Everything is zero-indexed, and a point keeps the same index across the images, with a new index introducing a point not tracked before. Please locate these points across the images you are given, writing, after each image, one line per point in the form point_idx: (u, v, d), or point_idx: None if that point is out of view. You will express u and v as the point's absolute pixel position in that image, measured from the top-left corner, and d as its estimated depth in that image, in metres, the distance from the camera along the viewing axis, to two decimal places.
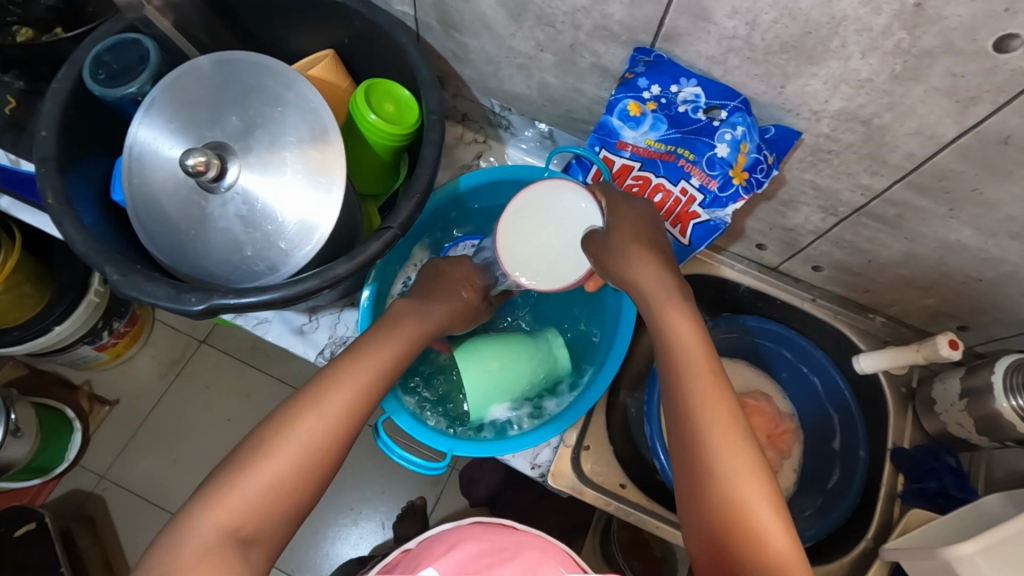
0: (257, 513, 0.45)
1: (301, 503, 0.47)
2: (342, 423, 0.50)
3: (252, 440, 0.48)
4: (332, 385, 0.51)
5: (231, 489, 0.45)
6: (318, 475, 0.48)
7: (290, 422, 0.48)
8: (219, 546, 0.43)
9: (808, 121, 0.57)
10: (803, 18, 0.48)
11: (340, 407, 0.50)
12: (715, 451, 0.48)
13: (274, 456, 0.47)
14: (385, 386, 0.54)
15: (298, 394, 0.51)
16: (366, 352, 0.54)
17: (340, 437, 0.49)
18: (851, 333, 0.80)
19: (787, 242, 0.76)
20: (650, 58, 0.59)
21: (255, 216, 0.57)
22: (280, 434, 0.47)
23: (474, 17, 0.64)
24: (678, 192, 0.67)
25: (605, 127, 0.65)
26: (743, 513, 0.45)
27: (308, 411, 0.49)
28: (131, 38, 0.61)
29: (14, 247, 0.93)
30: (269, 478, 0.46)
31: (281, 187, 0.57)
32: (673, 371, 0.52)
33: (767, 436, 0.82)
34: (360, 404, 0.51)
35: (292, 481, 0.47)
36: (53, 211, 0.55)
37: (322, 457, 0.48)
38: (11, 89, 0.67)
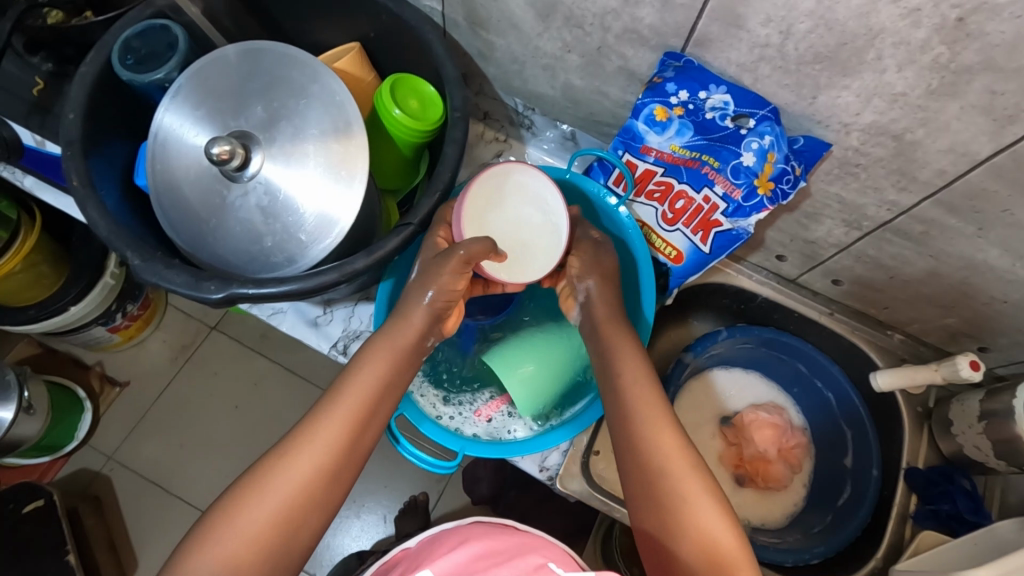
0: (241, 561, 0.47)
1: (291, 545, 0.49)
2: (325, 470, 0.51)
3: (239, 487, 0.50)
4: (318, 428, 0.53)
5: (217, 536, 0.47)
6: (304, 518, 0.50)
7: (276, 466, 0.51)
8: None
9: (838, 133, 0.56)
10: (840, 29, 0.47)
11: (323, 448, 0.52)
12: (661, 450, 0.52)
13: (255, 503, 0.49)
14: (369, 429, 0.55)
15: (284, 440, 0.53)
16: (352, 388, 0.55)
17: (322, 479, 0.51)
18: (869, 349, 0.79)
19: (807, 254, 0.75)
20: (680, 63, 0.58)
21: (276, 207, 0.57)
22: (261, 483, 0.50)
23: (502, 16, 0.64)
24: (701, 200, 0.65)
25: (630, 130, 0.65)
26: (688, 514, 0.49)
27: (291, 459, 0.51)
28: (160, 24, 0.61)
29: (33, 227, 0.95)
30: (251, 524, 0.48)
31: (303, 179, 0.57)
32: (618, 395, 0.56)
33: (777, 450, 0.82)
34: (344, 445, 0.53)
35: (271, 528, 0.48)
36: (77, 194, 0.56)
37: (306, 498, 0.50)
38: (38, 71, 0.68)
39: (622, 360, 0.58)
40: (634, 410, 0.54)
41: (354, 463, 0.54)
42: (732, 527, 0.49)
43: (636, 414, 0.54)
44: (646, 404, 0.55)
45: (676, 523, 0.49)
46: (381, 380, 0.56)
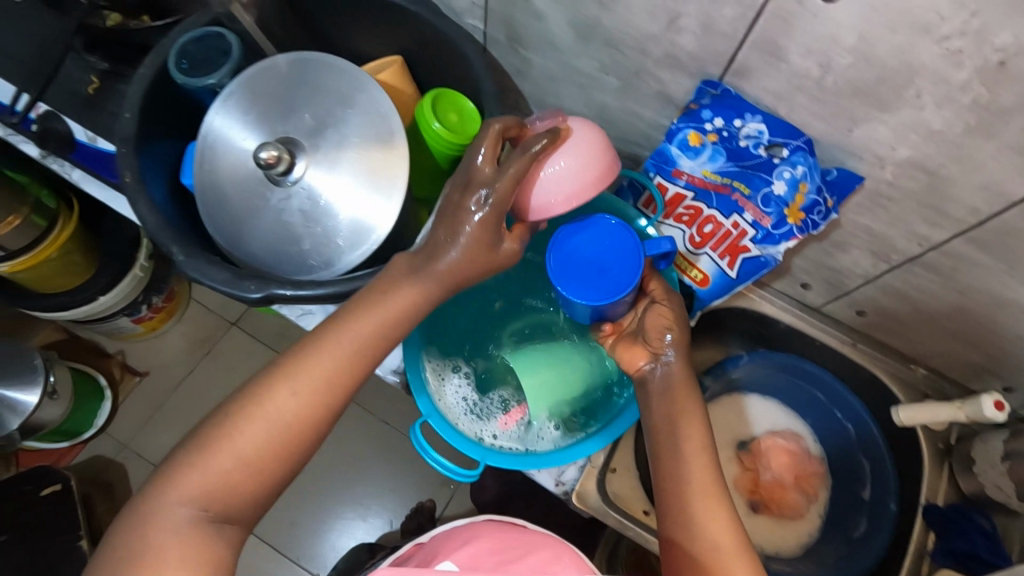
0: (230, 486, 0.46)
1: (278, 476, 0.48)
2: (319, 400, 0.49)
3: (226, 410, 0.48)
4: (309, 360, 0.50)
5: (206, 462, 0.46)
6: (291, 451, 0.48)
7: (265, 396, 0.48)
8: (189, 523, 0.45)
9: (872, 166, 0.56)
10: (880, 65, 0.48)
11: (315, 385, 0.49)
12: (694, 492, 0.54)
13: (245, 433, 0.47)
14: (367, 363, 0.52)
15: (275, 364, 0.50)
16: (353, 322, 0.52)
17: (317, 414, 0.49)
18: (889, 379, 0.79)
19: (832, 283, 0.76)
20: (717, 91, 0.58)
21: (317, 212, 0.59)
22: (252, 410, 0.47)
23: (543, 35, 0.66)
24: (729, 225, 0.66)
25: (664, 154, 0.66)
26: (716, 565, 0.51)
27: (282, 388, 0.48)
28: (215, 31, 0.63)
29: (70, 218, 0.98)
30: (242, 451, 0.47)
31: (345, 185, 0.59)
32: (671, 465, 0.55)
33: (792, 477, 0.80)
34: (338, 379, 0.50)
35: (262, 458, 0.47)
36: (128, 189, 0.58)
37: (297, 432, 0.48)
38: (95, 69, 0.70)
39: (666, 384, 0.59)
40: (675, 440, 0.56)
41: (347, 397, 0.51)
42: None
43: (682, 477, 0.54)
44: (701, 492, 0.54)
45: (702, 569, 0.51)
46: (382, 318, 0.52)
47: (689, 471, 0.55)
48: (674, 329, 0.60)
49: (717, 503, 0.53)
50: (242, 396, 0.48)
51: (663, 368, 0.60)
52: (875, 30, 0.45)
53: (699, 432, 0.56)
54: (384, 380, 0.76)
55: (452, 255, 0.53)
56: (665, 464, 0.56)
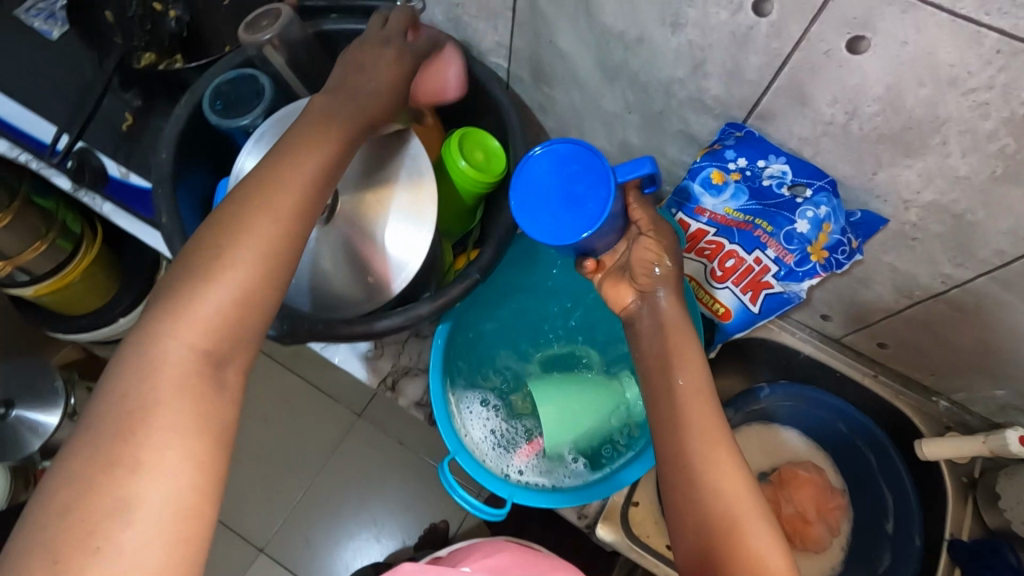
0: (225, 324, 0.43)
1: (270, 307, 0.45)
2: (299, 224, 0.46)
3: (194, 259, 0.44)
4: (275, 183, 0.46)
5: (191, 306, 0.42)
6: (272, 287, 0.45)
7: (241, 229, 0.44)
8: (194, 365, 0.42)
9: (897, 208, 0.57)
10: (907, 113, 0.48)
11: (290, 205, 0.46)
12: (695, 441, 0.52)
13: (233, 267, 0.43)
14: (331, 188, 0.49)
15: (237, 200, 0.46)
16: (308, 147, 0.49)
17: (298, 234, 0.46)
18: (912, 413, 0.79)
19: (853, 315, 0.76)
20: (741, 133, 0.59)
21: (350, 251, 0.60)
22: (231, 244, 0.44)
23: (568, 75, 0.67)
24: (752, 261, 0.66)
25: (686, 191, 0.66)
26: (728, 515, 0.49)
27: (260, 214, 0.45)
28: (249, 73, 0.65)
29: (94, 240, 1.02)
30: (228, 295, 0.43)
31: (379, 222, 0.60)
32: (673, 416, 0.54)
33: (816, 510, 0.80)
34: (310, 195, 0.47)
35: (255, 293, 0.44)
36: (165, 229, 0.59)
37: (281, 255, 0.45)
38: (129, 106, 0.73)
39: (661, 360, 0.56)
40: (671, 379, 0.55)
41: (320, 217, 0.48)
42: (770, 524, 0.49)
43: (684, 425, 0.53)
44: (713, 453, 0.51)
45: (717, 520, 0.49)
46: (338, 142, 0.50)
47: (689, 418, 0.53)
48: (662, 263, 0.59)
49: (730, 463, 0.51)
50: (203, 253, 0.43)
51: (650, 302, 0.59)
52: (902, 82, 0.46)
53: (699, 382, 0.55)
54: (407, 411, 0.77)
55: (371, 87, 0.54)
56: (666, 424, 0.54)
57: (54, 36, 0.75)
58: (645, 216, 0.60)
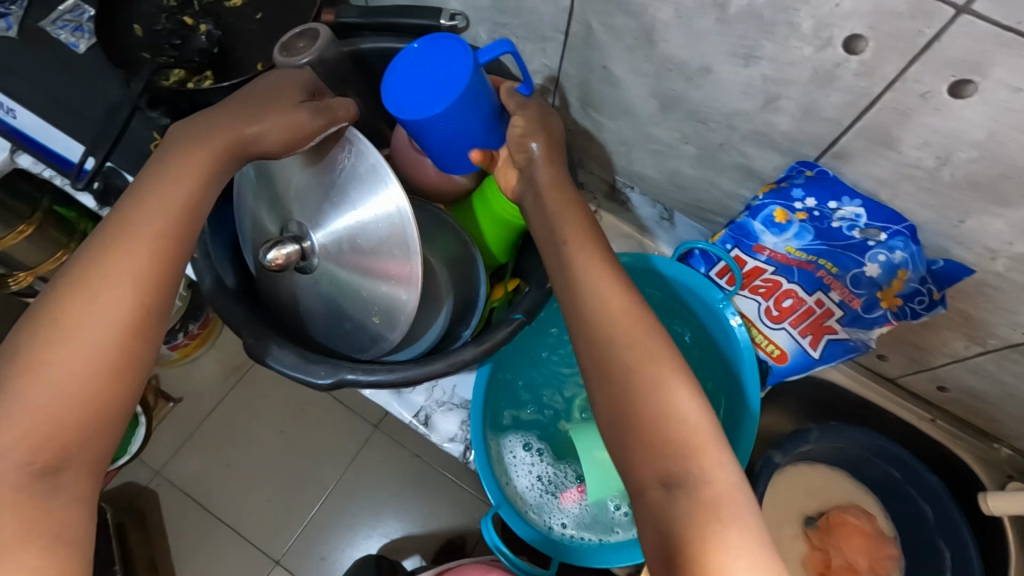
0: (54, 428, 0.38)
1: (115, 398, 0.40)
2: (132, 299, 0.42)
3: (8, 364, 0.39)
4: (100, 261, 0.42)
5: (4, 417, 0.37)
6: (114, 369, 0.40)
7: (63, 320, 0.40)
8: (14, 485, 0.36)
9: (981, 257, 0.53)
10: (1007, 162, 0.44)
11: (123, 282, 0.42)
12: (609, 324, 0.42)
13: (55, 362, 0.39)
14: (178, 255, 0.45)
15: (57, 288, 0.41)
16: (136, 216, 0.44)
17: (133, 311, 0.42)
18: (970, 460, 0.75)
19: (912, 357, 0.72)
20: (812, 172, 0.55)
21: (345, 291, 0.54)
22: (52, 338, 0.39)
23: (621, 103, 0.64)
24: (812, 302, 0.63)
25: (745, 228, 0.63)
26: (656, 400, 0.39)
27: (82, 294, 0.41)
28: None
29: None
30: (58, 391, 0.38)
31: (369, 252, 0.52)
32: (573, 297, 0.44)
33: (868, 561, 0.76)
34: (149, 269, 0.43)
35: (89, 384, 0.39)
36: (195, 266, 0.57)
37: (116, 342, 0.41)
38: (156, 125, 0.70)
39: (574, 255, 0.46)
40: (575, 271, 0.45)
41: (169, 290, 0.44)
42: (703, 403, 0.40)
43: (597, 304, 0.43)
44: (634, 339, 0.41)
45: (639, 400, 0.40)
46: (177, 203, 0.46)
47: (599, 301, 0.43)
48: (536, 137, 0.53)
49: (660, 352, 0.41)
50: (16, 356, 0.39)
51: (531, 179, 0.53)
52: (1007, 130, 0.42)
53: (601, 257, 0.46)
54: (441, 447, 0.74)
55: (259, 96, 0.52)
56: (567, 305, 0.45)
57: (80, 49, 0.73)
58: (525, 121, 0.54)
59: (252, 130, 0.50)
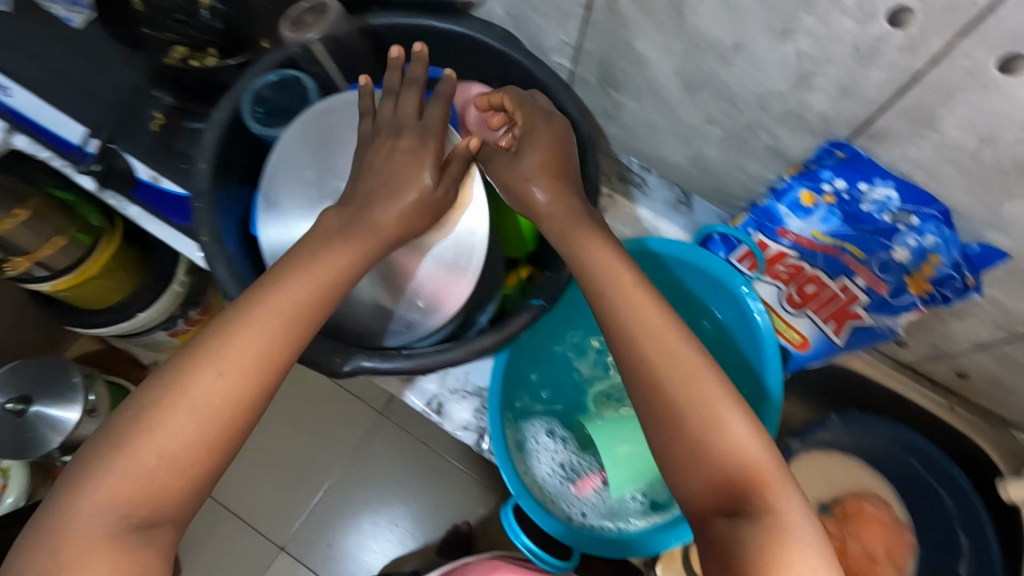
0: (154, 489, 0.39)
1: (212, 469, 0.41)
2: (250, 381, 0.42)
3: (132, 412, 0.40)
4: (231, 335, 0.42)
5: (117, 469, 0.39)
6: (216, 444, 0.41)
7: (182, 386, 0.41)
8: (110, 533, 0.38)
9: (1019, 242, 0.51)
10: None
11: (245, 361, 0.42)
12: (671, 376, 0.43)
13: (167, 424, 0.40)
14: (300, 340, 0.44)
15: (193, 345, 0.43)
16: (276, 298, 0.44)
17: (248, 393, 0.42)
18: (991, 450, 0.74)
19: (935, 345, 0.70)
20: (844, 152, 0.53)
21: (390, 271, 0.55)
22: (169, 402, 0.40)
23: (643, 82, 0.61)
24: (837, 288, 0.62)
25: (769, 212, 0.61)
26: (733, 450, 0.41)
27: (206, 367, 0.41)
28: (293, 75, 0.61)
29: (114, 235, 0.95)
30: (165, 454, 0.40)
31: (427, 229, 0.55)
32: (626, 336, 0.45)
33: (885, 550, 0.75)
34: (270, 354, 0.43)
35: (190, 454, 0.40)
36: (207, 249, 0.54)
37: (227, 421, 0.41)
38: (161, 105, 0.68)
39: (614, 285, 0.47)
40: (625, 317, 0.46)
41: (283, 377, 0.44)
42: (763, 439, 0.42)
43: (659, 354, 0.44)
44: (696, 381, 0.43)
45: (713, 456, 0.42)
46: (310, 294, 0.45)
47: (661, 348, 0.44)
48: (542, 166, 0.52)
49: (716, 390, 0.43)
50: (139, 408, 0.40)
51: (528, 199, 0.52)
52: None
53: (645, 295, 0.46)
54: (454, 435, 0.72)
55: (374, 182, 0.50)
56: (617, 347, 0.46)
57: (76, 24, 0.69)
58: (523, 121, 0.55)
59: (387, 223, 0.49)
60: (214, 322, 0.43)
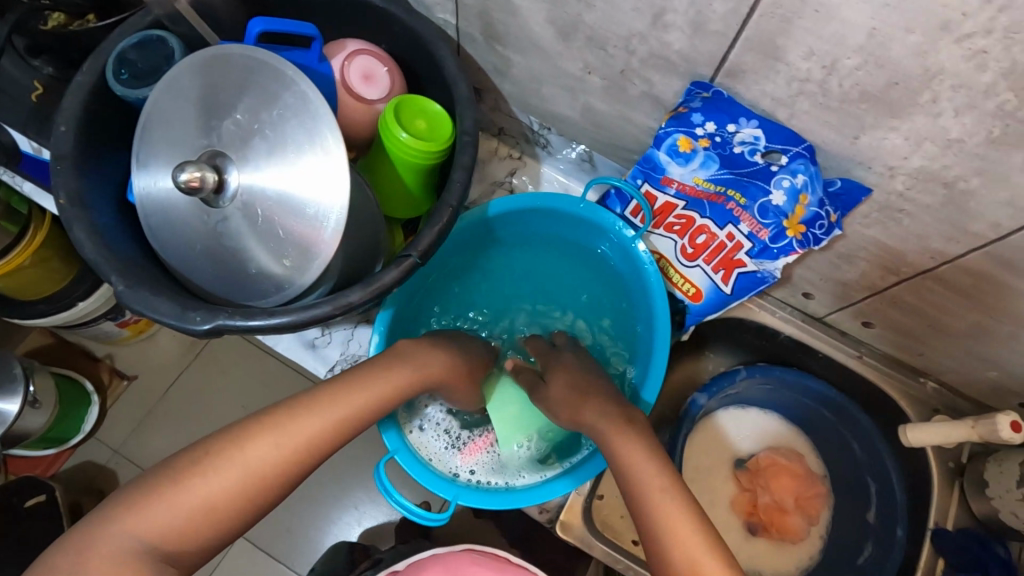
0: (183, 532, 0.44)
1: (238, 526, 0.46)
2: (297, 459, 0.49)
3: (196, 454, 0.46)
4: (297, 412, 0.50)
5: (160, 504, 0.43)
6: (251, 512, 0.47)
7: (242, 442, 0.47)
8: (137, 557, 0.41)
9: (881, 176, 0.51)
10: (893, 67, 0.42)
11: (302, 440, 0.49)
12: (646, 495, 0.50)
13: (215, 474, 0.45)
14: (344, 437, 0.52)
15: (258, 413, 0.50)
16: (342, 397, 0.53)
17: (292, 469, 0.48)
18: (899, 397, 0.73)
19: (838, 294, 0.70)
20: (708, 93, 0.53)
21: (259, 229, 0.52)
22: (228, 452, 0.46)
23: (521, 33, 0.60)
24: (724, 236, 0.60)
25: (651, 160, 0.60)
26: (678, 558, 0.46)
27: (265, 436, 0.48)
28: (157, 35, 0.59)
29: (44, 220, 0.86)
30: (206, 500, 0.45)
31: (297, 185, 0.51)
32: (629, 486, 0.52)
33: (794, 500, 0.76)
34: (318, 443, 0.50)
35: (227, 507, 0.45)
36: (65, 213, 0.52)
37: (266, 488, 0.47)
38: (39, 74, 0.65)
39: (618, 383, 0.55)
40: (630, 468, 0.52)
41: (316, 468, 0.51)
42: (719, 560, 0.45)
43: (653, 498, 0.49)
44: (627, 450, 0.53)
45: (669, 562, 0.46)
46: (359, 407, 0.53)
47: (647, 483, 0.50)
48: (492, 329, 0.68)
49: (644, 463, 0.52)
50: (201, 453, 0.46)
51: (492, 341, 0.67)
52: (888, 28, 0.40)
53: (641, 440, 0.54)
54: None
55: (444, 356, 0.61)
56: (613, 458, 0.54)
57: None
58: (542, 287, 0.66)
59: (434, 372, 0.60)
60: (285, 400, 0.51)
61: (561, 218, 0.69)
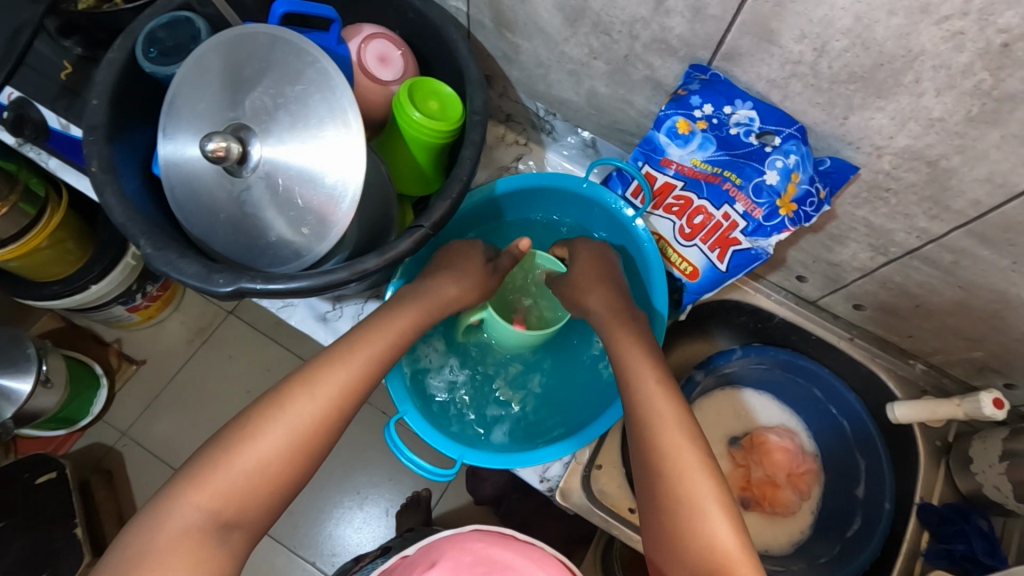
0: (237, 493, 0.46)
1: (289, 484, 0.49)
2: (334, 408, 0.51)
3: (238, 422, 0.49)
4: (324, 370, 0.52)
5: (213, 472, 0.46)
6: (300, 468, 0.49)
7: (281, 403, 0.49)
8: (200, 528, 0.45)
9: (868, 156, 0.54)
10: (877, 48, 0.45)
11: (334, 393, 0.51)
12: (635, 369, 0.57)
13: (260, 436, 0.48)
14: (372, 385, 0.54)
15: (291, 376, 0.52)
16: (361, 345, 0.55)
17: (331, 421, 0.50)
18: (888, 377, 0.76)
19: (830, 277, 0.72)
20: (706, 76, 0.56)
21: (280, 199, 0.55)
22: (268, 414, 0.49)
23: (529, 19, 0.63)
24: (720, 216, 0.64)
25: (651, 142, 0.63)
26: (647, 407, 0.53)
27: (300, 393, 0.50)
28: (184, 17, 0.62)
29: (60, 205, 0.87)
30: (256, 461, 0.47)
31: (317, 156, 0.54)
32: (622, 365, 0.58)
33: (786, 475, 0.79)
34: (349, 394, 0.52)
35: (277, 465, 0.48)
36: (95, 179, 0.55)
37: (309, 442, 0.49)
38: (69, 54, 0.68)
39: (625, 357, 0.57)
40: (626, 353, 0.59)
41: (350, 420, 0.53)
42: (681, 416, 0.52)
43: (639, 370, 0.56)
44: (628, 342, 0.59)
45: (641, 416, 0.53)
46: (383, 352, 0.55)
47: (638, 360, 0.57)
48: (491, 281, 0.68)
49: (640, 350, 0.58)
50: (244, 419, 0.48)
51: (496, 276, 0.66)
52: (872, 12, 0.43)
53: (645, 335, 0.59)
54: None
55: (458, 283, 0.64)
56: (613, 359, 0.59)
57: None
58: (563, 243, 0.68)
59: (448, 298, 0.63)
60: (316, 359, 0.53)
61: (562, 198, 0.73)
